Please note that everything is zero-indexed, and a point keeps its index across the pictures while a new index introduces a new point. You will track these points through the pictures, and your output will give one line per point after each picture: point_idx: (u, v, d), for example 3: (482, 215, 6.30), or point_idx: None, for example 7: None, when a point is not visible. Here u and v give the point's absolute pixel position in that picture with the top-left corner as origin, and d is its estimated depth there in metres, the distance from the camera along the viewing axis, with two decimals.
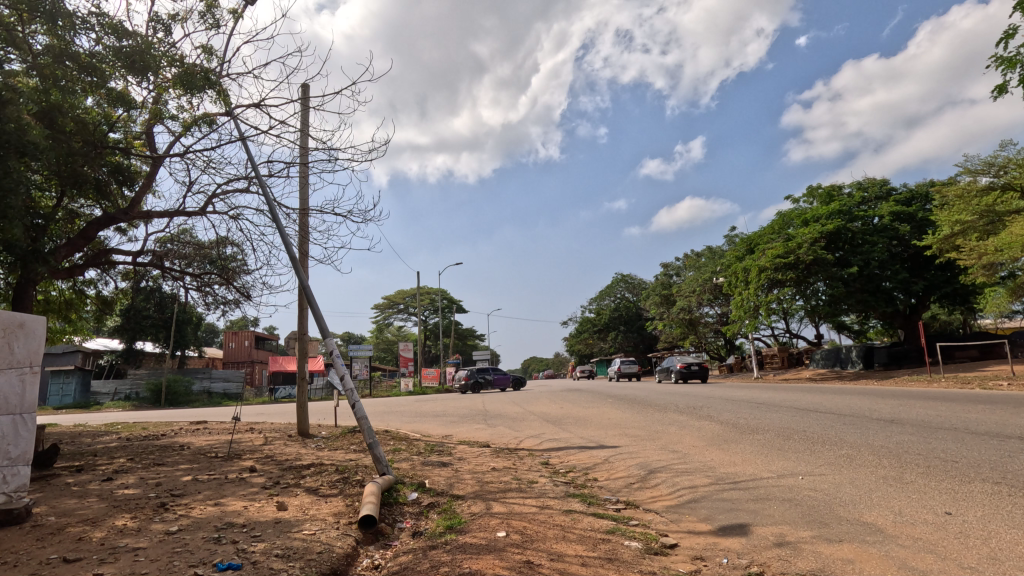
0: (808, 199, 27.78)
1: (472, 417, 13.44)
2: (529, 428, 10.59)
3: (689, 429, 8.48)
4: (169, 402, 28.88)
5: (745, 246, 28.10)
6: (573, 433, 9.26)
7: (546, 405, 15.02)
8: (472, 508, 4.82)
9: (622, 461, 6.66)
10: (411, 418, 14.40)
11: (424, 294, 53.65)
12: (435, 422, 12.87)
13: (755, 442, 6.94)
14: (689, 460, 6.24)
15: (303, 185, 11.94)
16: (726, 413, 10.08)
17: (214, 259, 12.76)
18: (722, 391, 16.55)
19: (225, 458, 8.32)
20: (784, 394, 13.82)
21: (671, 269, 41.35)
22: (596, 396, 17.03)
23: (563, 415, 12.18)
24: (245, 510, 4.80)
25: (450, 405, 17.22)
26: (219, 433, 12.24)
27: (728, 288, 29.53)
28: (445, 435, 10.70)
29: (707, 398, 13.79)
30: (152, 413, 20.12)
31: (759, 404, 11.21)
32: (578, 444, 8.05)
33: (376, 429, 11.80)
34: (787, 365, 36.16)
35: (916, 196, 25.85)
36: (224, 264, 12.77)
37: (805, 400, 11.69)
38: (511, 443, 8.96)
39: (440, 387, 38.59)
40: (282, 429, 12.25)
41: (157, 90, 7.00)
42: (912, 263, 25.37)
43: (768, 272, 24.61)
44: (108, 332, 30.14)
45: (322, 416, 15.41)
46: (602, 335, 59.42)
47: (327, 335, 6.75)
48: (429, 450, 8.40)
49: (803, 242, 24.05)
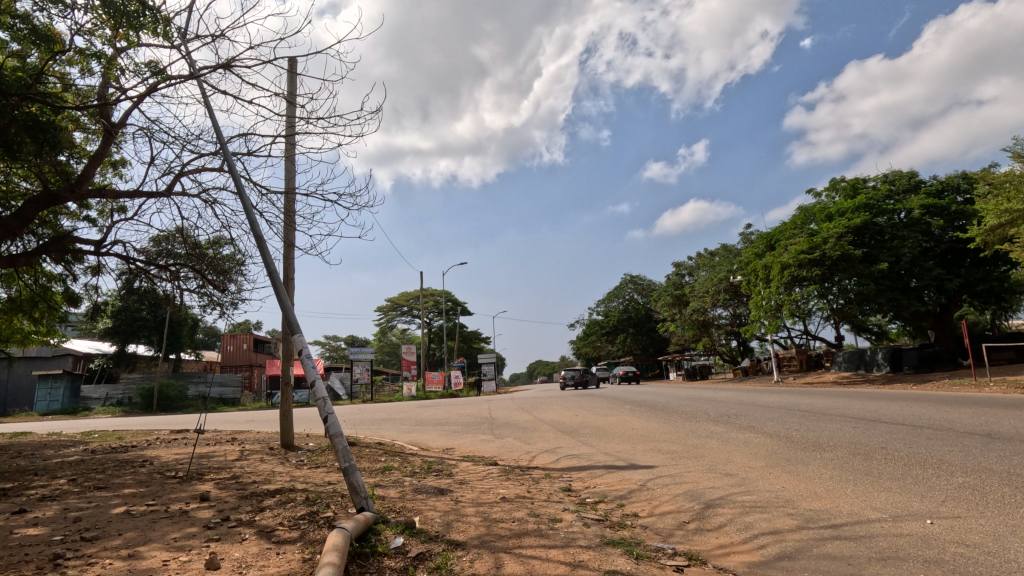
0: (831, 193, 26.44)
1: (477, 426, 12.11)
2: (543, 441, 9.26)
3: (736, 444, 7.13)
4: (161, 408, 27.67)
5: (764, 243, 26.63)
6: (596, 447, 7.93)
7: (558, 413, 13.70)
8: (475, 565, 3.48)
9: (665, 488, 5.31)
10: (410, 427, 13.08)
11: (428, 296, 52.39)
12: (436, 432, 11.55)
13: (829, 464, 5.55)
14: (754, 489, 4.87)
15: (291, 166, 10.76)
16: (770, 423, 8.74)
17: (211, 259, 11.50)
18: (750, 396, 15.21)
19: (184, 478, 7.01)
20: (823, 400, 12.48)
21: (683, 268, 39.97)
22: (611, 402, 15.70)
23: (579, 425, 10.84)
24: (160, 570, 3.45)
25: (453, 412, 15.88)
26: (193, 444, 10.92)
27: (746, 287, 28.13)
28: (447, 449, 9.35)
29: (737, 405, 12.48)
30: (137, 420, 18.86)
31: (804, 412, 9.88)
32: (604, 463, 6.72)
33: (369, 440, 10.48)
34: (807, 368, 34.65)
35: (948, 187, 24.43)
36: (220, 264, 11.54)
37: (854, 407, 10.36)
38: (522, 460, 7.60)
39: (445, 391, 37.29)
40: (264, 442, 10.93)
41: (85, 26, 5.79)
42: (948, 259, 24.00)
43: (790, 269, 23.19)
44: (100, 334, 29.02)
45: (312, 424, 14.09)
46: (610, 337, 58.04)
47: (297, 331, 5.48)
48: (427, 469, 7.07)
49: (829, 237, 22.56)
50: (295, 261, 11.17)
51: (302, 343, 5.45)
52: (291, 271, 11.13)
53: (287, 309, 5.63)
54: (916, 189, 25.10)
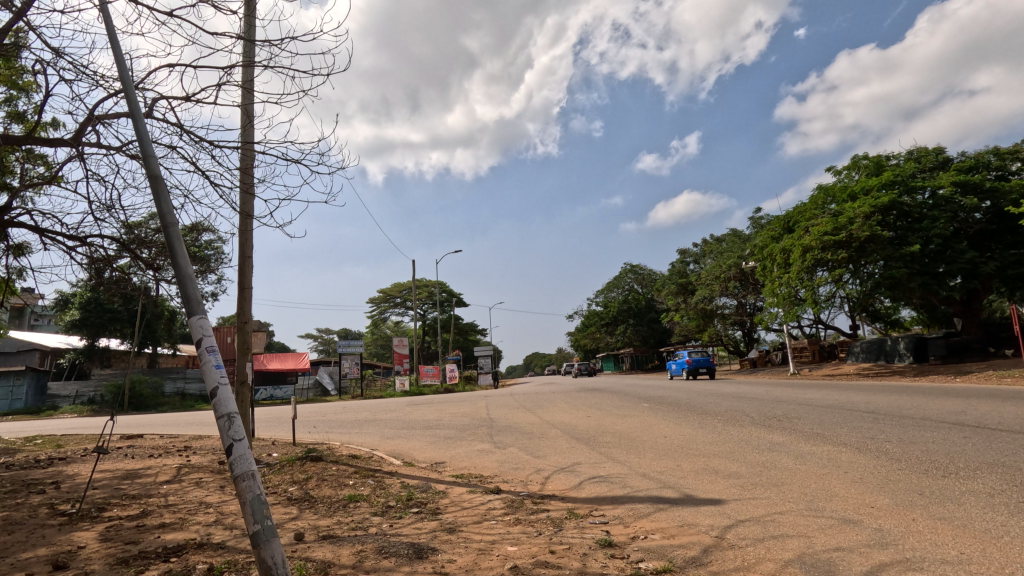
0: (852, 172, 24.68)
1: (474, 431, 10.30)
2: (556, 452, 7.46)
3: (819, 465, 5.32)
4: (134, 406, 25.74)
5: (781, 226, 24.78)
6: (627, 466, 6.12)
7: (566, 413, 11.94)
8: None
9: (763, 547, 3.47)
10: (395, 431, 11.27)
11: (422, 287, 50.52)
12: (423, 439, 9.74)
13: (1004, 506, 3.71)
14: (916, 559, 3.04)
15: (248, 117, 8.80)
16: (841, 431, 6.95)
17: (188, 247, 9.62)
18: (784, 393, 13.44)
19: (75, 518, 5.14)
20: (873, 398, 10.79)
21: (688, 256, 38.14)
22: (624, 399, 13.97)
23: (597, 430, 9.06)
24: None
25: (445, 412, 14.09)
26: (130, 459, 9.04)
27: (760, 273, 26.39)
28: (436, 464, 7.52)
29: (774, 403, 10.72)
30: (93, 423, 16.93)
31: (871, 414, 8.12)
32: (650, 496, 4.89)
33: (342, 451, 8.63)
34: (817, 360, 33.22)
35: (980, 163, 22.66)
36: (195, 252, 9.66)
37: (925, 407, 8.64)
38: (534, 487, 5.77)
39: (440, 386, 35.38)
40: (217, 455, 9.07)
41: None
42: (981, 242, 22.32)
43: (813, 253, 21.25)
44: (67, 329, 26.91)
45: (283, 427, 12.23)
46: (611, 328, 56.36)
47: (196, 313, 3.58)
48: (405, 502, 5.23)
49: (855, 217, 20.61)
50: (252, 236, 9.27)
51: (205, 331, 3.52)
52: (249, 249, 9.26)
53: (191, 280, 3.76)
54: (944, 167, 23.35)
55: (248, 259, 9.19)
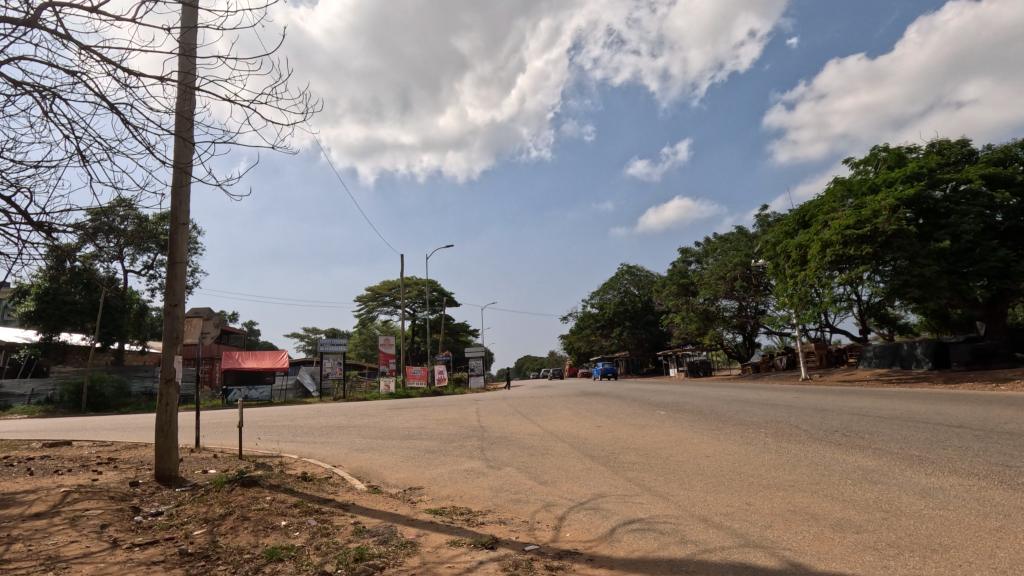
0: (869, 166, 23.20)
1: (463, 443, 8.48)
2: (571, 478, 5.65)
3: (979, 513, 3.53)
4: (92, 407, 23.72)
5: (795, 220, 23.18)
6: (675, 504, 4.35)
7: (570, 421, 10.18)
8: None
9: None
10: (366, 442, 9.44)
11: (412, 285, 48.66)
12: (399, 454, 7.91)
13: None
14: None
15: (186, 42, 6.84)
16: (946, 453, 5.23)
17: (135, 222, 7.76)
18: (819, 400, 11.73)
19: None
20: (936, 407, 9.12)
21: (690, 255, 36.56)
22: (634, 406, 12.28)
23: (616, 445, 7.27)
24: None
25: (430, 418, 12.26)
26: (22, 477, 7.11)
27: (772, 271, 24.76)
28: (410, 492, 5.69)
29: (820, 413, 9.04)
30: (30, 426, 14.96)
31: (965, 431, 6.40)
32: (737, 566, 3.09)
33: (288, 472, 6.74)
34: (825, 365, 31.83)
35: (1008, 156, 21.18)
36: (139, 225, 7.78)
37: (1019, 420, 7.00)
38: (544, 537, 3.96)
39: (427, 389, 33.32)
40: (135, 474, 7.16)
41: None
42: (1011, 240, 20.83)
43: (834, 248, 19.50)
44: (23, 322, 25.05)
45: (236, 435, 10.33)
46: (606, 331, 54.74)
47: None
48: (351, 567, 3.39)
49: (881, 210, 18.88)
50: (188, 197, 7.44)
51: None
52: (183, 215, 7.44)
53: None
54: (970, 159, 21.91)
55: (181, 226, 7.35)
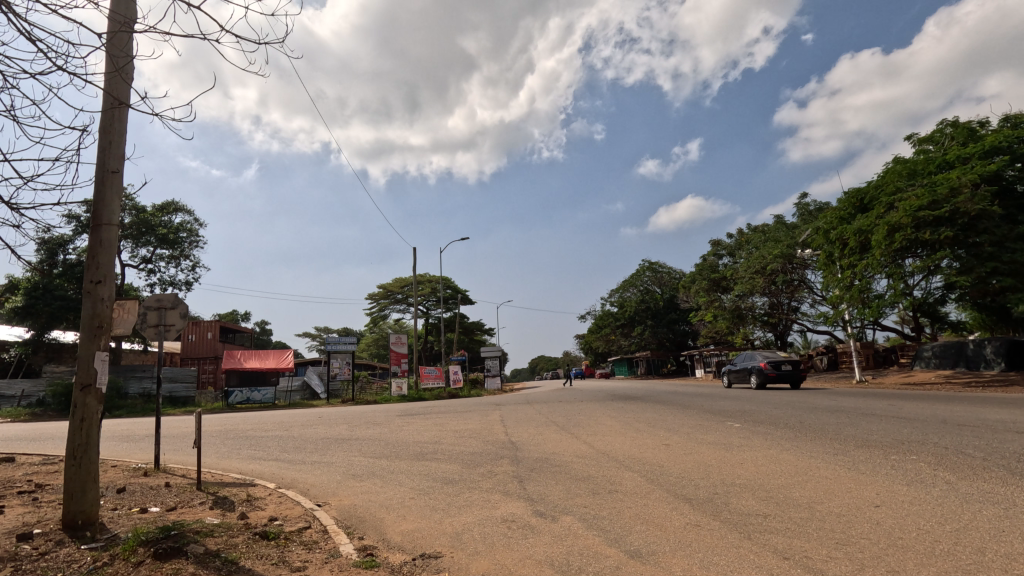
0: (937, 142, 20.62)
1: (491, 468, 6.40)
2: (680, 548, 3.52)
3: None
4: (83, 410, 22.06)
5: (851, 204, 20.78)
6: None
7: (626, 437, 8.05)
8: None
9: None
10: (368, 463, 7.40)
11: (425, 283, 46.81)
12: (408, 485, 5.85)
13: None
14: None
15: None
16: None
17: None
18: (929, 408, 9.40)
19: None
20: None
21: (722, 248, 34.08)
22: (693, 415, 10.10)
23: (715, 480, 5.11)
24: None
25: (447, 429, 10.17)
26: None
27: (821, 261, 22.34)
28: (423, 565, 3.62)
29: (958, 429, 6.86)
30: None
31: None
32: None
33: (249, 517, 4.71)
34: (873, 366, 29.37)
35: None
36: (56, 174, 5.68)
37: None
38: None
39: (442, 389, 31.33)
40: (38, 517, 5.12)
41: None
42: None
43: (904, 233, 17.10)
44: (12, 319, 23.46)
45: (205, 452, 8.33)
46: (626, 330, 52.32)
47: None
48: None
49: (961, 186, 16.52)
50: (122, 137, 5.39)
51: None
52: (114, 160, 5.36)
53: None
54: None
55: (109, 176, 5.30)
